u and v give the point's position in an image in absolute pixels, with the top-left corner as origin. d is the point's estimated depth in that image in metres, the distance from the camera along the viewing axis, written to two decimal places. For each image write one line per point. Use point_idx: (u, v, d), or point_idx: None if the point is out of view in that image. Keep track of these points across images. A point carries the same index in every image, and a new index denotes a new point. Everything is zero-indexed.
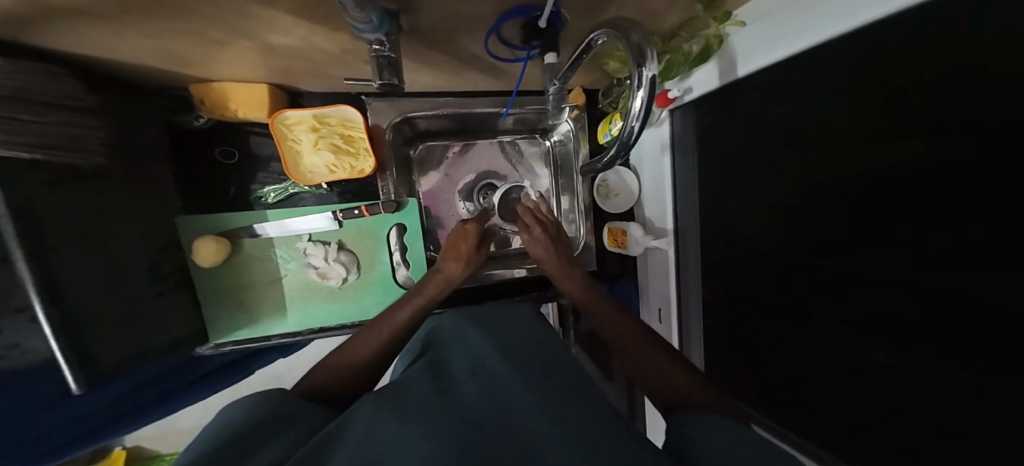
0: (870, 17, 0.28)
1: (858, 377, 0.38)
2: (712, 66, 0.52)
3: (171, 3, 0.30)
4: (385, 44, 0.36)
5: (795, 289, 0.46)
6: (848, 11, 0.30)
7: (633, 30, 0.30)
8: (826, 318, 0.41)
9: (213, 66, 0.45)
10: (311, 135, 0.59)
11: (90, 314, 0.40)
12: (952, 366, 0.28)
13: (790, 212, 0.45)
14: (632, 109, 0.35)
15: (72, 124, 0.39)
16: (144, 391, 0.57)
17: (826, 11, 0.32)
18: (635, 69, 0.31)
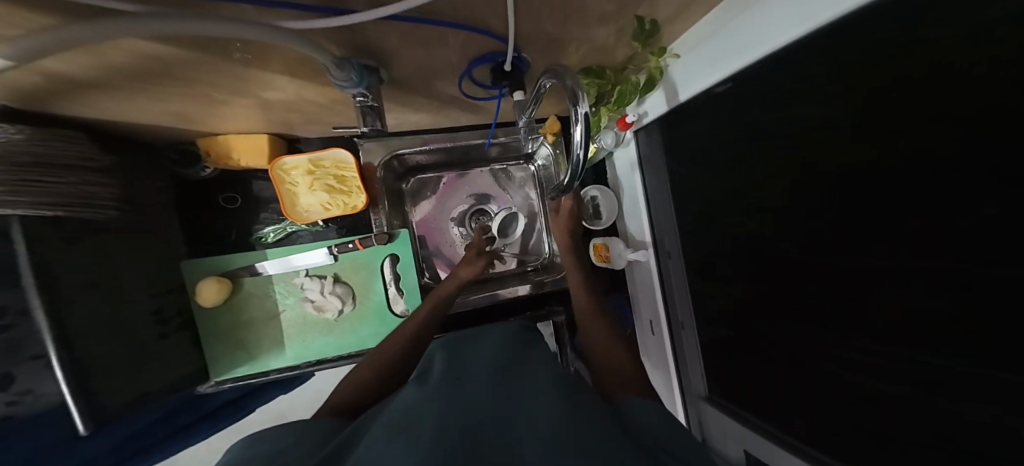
0: (790, 37, 0.33)
1: (848, 379, 0.37)
2: (658, 94, 0.59)
3: (181, 72, 0.35)
4: (368, 96, 0.41)
5: (792, 294, 0.44)
6: (769, 36, 0.35)
7: (568, 75, 0.34)
8: (813, 320, 0.41)
9: (215, 122, 0.51)
10: (308, 178, 0.64)
11: (91, 359, 0.42)
12: (919, 354, 0.29)
13: (767, 215, 0.45)
14: (573, 140, 0.38)
15: (88, 182, 0.44)
16: (144, 436, 0.56)
17: (749, 38, 0.38)
18: (570, 108, 0.34)
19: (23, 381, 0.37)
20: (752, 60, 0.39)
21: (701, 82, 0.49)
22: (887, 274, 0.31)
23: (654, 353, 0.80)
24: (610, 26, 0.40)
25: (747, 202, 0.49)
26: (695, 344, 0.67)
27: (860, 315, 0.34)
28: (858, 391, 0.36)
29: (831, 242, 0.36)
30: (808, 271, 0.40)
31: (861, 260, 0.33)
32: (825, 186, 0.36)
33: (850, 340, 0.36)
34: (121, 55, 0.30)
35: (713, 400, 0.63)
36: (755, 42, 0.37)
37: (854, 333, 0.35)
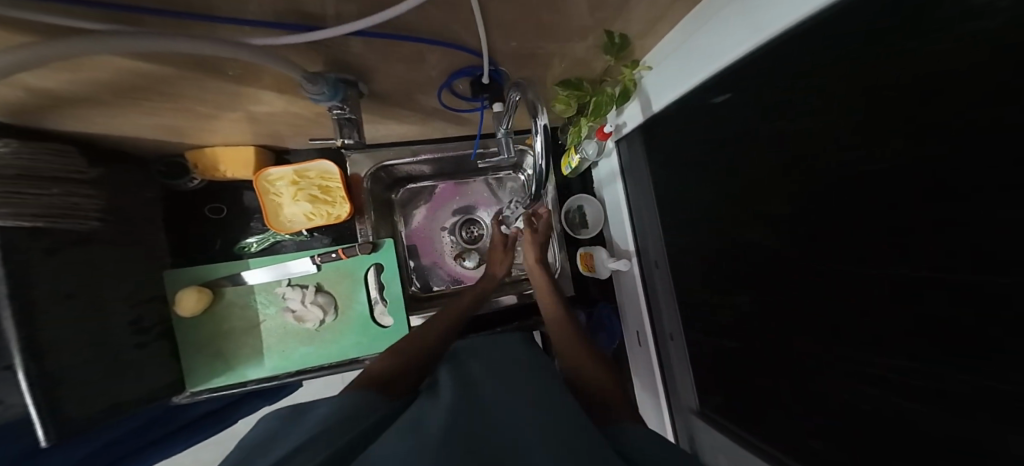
0: (750, 45, 0.36)
1: (837, 391, 0.36)
2: (636, 105, 0.61)
3: (169, 89, 0.36)
4: (344, 108, 0.42)
5: (776, 303, 0.43)
6: (731, 46, 0.38)
7: (531, 88, 0.36)
8: (801, 331, 0.40)
9: (202, 135, 0.52)
10: (292, 188, 0.65)
11: (59, 372, 0.41)
12: (908, 367, 0.28)
13: (755, 225, 0.45)
14: (536, 151, 0.38)
15: (73, 194, 0.45)
16: (124, 443, 0.55)
17: (713, 47, 0.40)
18: (531, 121, 0.36)
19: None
20: (724, 64, 0.40)
21: (677, 87, 0.49)
22: (865, 278, 0.30)
23: (642, 367, 0.78)
24: (584, 40, 0.41)
25: (729, 208, 0.49)
26: (683, 356, 0.66)
27: (843, 321, 0.34)
28: (849, 403, 0.35)
29: (819, 247, 0.35)
30: (795, 276, 0.40)
31: (844, 265, 0.33)
32: (805, 192, 0.36)
33: (835, 348, 0.35)
34: (105, 71, 0.30)
35: (703, 414, 0.61)
36: (719, 52, 0.39)
37: (839, 340, 0.35)
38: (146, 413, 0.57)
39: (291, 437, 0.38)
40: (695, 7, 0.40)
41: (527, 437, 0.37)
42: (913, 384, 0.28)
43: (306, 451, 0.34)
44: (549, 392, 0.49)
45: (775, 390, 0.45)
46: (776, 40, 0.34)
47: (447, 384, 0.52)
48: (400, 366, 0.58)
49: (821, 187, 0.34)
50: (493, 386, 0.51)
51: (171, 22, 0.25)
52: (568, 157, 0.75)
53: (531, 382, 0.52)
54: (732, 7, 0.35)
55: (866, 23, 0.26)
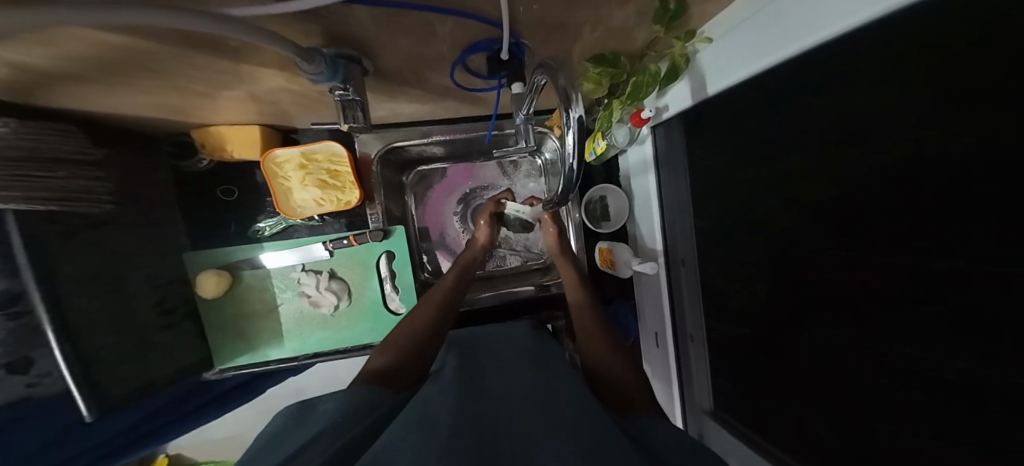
0: (831, 31, 0.26)
1: (861, 424, 0.33)
2: (683, 85, 0.52)
3: (154, 66, 0.33)
4: (347, 89, 0.38)
5: (805, 323, 0.39)
6: (812, 26, 0.28)
7: (563, 73, 0.30)
8: (829, 355, 0.36)
9: (204, 114, 0.49)
10: (300, 172, 0.63)
11: (89, 349, 0.43)
12: (948, 415, 0.25)
13: (793, 236, 0.39)
14: (567, 148, 0.33)
15: (81, 177, 0.44)
16: (163, 413, 0.59)
17: (786, 26, 0.31)
18: (562, 111, 0.30)
19: (43, 364, 0.40)
20: (796, 50, 0.31)
21: (736, 71, 0.40)
22: (920, 316, 0.25)
23: (656, 367, 0.76)
24: (624, 9, 0.34)
25: (764, 212, 0.44)
26: (703, 358, 0.63)
27: (875, 352, 0.30)
28: (872, 436, 0.32)
29: (858, 269, 0.31)
30: (828, 296, 0.35)
31: (890, 293, 0.28)
32: (853, 206, 0.30)
33: (865, 377, 0.32)
34: (84, 49, 0.28)
35: (716, 415, 0.59)
36: (796, 31, 0.30)
37: (874, 371, 0.31)
38: (182, 383, 0.61)
39: (302, 433, 0.37)
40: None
41: (540, 436, 0.35)
42: (956, 434, 0.24)
43: (310, 451, 0.32)
44: (559, 385, 0.47)
45: (795, 408, 0.42)
46: (860, 32, 0.25)
47: (453, 375, 0.50)
48: (415, 350, 0.57)
49: (873, 205, 0.28)
50: (500, 377, 0.50)
51: None
52: (593, 142, 0.66)
53: (536, 373, 0.50)
54: None
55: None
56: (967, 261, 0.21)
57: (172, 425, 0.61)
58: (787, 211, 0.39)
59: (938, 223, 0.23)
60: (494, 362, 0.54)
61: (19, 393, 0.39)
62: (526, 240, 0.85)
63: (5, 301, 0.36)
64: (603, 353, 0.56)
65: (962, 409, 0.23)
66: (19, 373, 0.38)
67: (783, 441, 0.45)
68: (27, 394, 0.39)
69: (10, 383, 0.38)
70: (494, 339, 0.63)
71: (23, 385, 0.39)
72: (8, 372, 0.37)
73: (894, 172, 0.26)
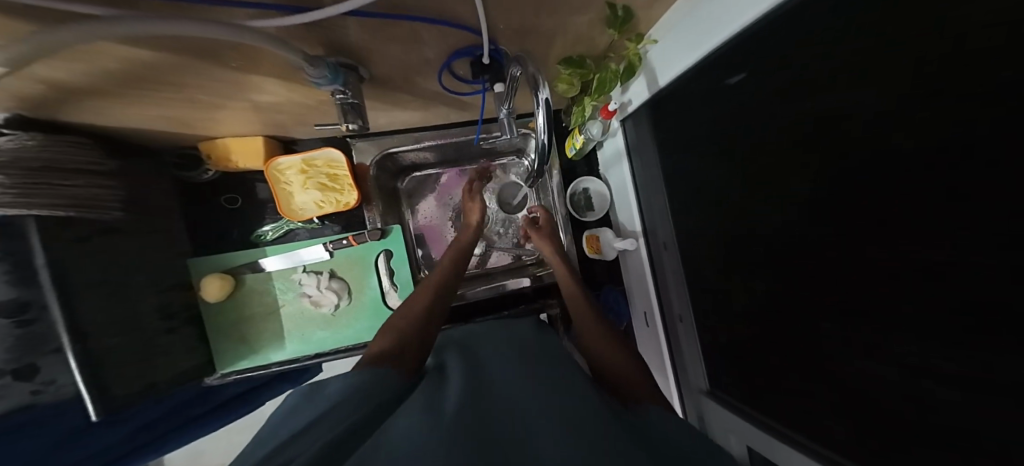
0: (758, 10, 0.34)
1: (844, 367, 0.36)
2: (640, 80, 0.60)
3: (173, 77, 0.36)
4: (346, 93, 0.42)
5: (785, 282, 0.43)
6: (741, 11, 0.35)
7: (532, 62, 0.35)
8: (807, 308, 0.40)
9: (208, 126, 0.53)
10: (300, 177, 0.67)
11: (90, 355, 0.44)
12: (912, 340, 0.28)
13: (762, 203, 0.43)
14: (539, 126, 0.38)
15: (96, 185, 0.46)
16: (157, 426, 0.60)
17: (718, 17, 0.39)
18: (533, 94, 0.35)
19: (47, 371, 0.42)
20: (738, 28, 0.37)
21: (682, 62, 0.48)
22: (878, 251, 0.29)
23: (650, 348, 0.80)
24: (583, 15, 0.40)
25: (739, 184, 0.48)
26: (693, 336, 0.67)
27: (846, 294, 0.34)
28: (851, 375, 0.35)
29: (822, 225, 0.34)
30: (802, 250, 0.38)
31: (849, 236, 0.31)
32: (814, 166, 0.34)
33: (842, 321, 0.35)
34: (111, 61, 0.30)
35: (714, 396, 0.62)
36: (728, 19, 0.37)
37: (851, 314, 0.34)
38: (178, 393, 0.63)
39: (307, 412, 0.40)
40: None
41: (542, 427, 0.37)
42: (922, 356, 0.27)
43: (319, 426, 0.36)
44: (561, 378, 0.50)
45: (790, 371, 0.45)
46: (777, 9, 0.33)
47: (457, 371, 0.53)
48: (416, 337, 0.60)
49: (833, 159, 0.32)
50: (499, 371, 0.53)
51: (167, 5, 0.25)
52: (573, 138, 0.74)
53: (529, 366, 0.53)
54: None
55: None
56: (914, 195, 0.25)
57: (171, 434, 0.62)
58: (755, 181, 0.44)
59: (892, 172, 0.26)
60: (491, 358, 0.57)
61: (23, 399, 0.41)
62: (495, 235, 0.89)
63: (15, 309, 0.39)
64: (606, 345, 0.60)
65: (926, 330, 0.26)
66: (24, 380, 0.41)
67: (788, 417, 0.46)
68: (31, 401, 0.42)
69: (15, 390, 0.40)
70: (483, 336, 0.66)
71: (28, 393, 0.41)
72: (14, 379, 0.40)
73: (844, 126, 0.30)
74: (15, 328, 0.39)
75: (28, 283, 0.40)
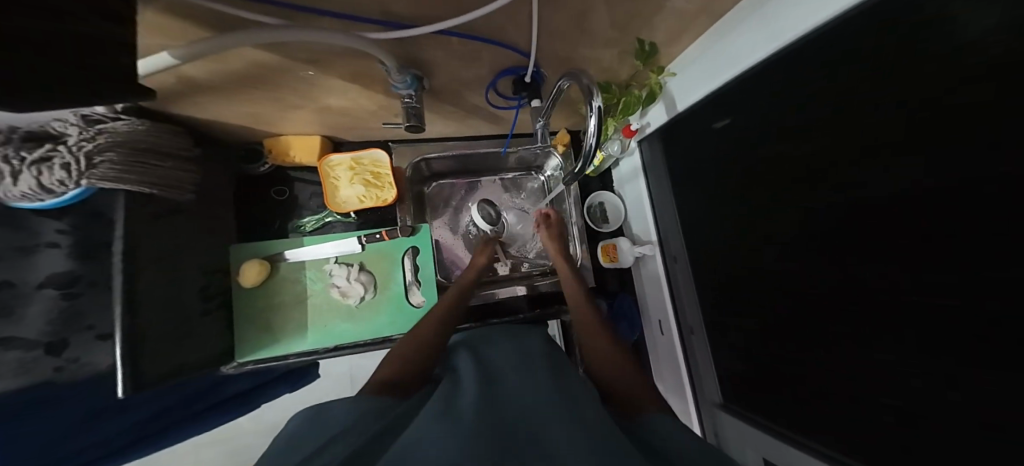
0: (770, 49, 0.41)
1: (854, 357, 0.40)
2: (659, 107, 0.68)
3: (277, 80, 0.43)
4: (414, 98, 0.49)
5: (794, 281, 0.47)
6: (753, 50, 0.43)
7: (584, 76, 0.42)
8: (815, 303, 0.44)
9: (280, 124, 0.60)
10: (349, 173, 0.74)
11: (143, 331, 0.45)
12: (922, 318, 0.32)
13: (776, 210, 0.49)
14: (589, 130, 0.44)
15: (182, 170, 0.52)
16: (168, 415, 0.61)
17: (734, 55, 0.46)
18: (586, 102, 0.41)
19: (75, 348, 0.43)
20: (751, 64, 0.45)
21: (699, 91, 0.56)
22: (886, 241, 0.34)
23: (664, 355, 0.80)
24: (613, 48, 0.49)
25: (753, 193, 0.54)
26: (706, 347, 0.70)
27: (859, 281, 0.38)
28: (859, 360, 0.39)
29: (833, 224, 0.40)
30: (812, 247, 0.43)
31: (863, 232, 0.36)
32: (822, 174, 0.40)
33: (855, 308, 0.39)
34: (240, 62, 0.37)
35: (727, 408, 0.64)
36: (742, 57, 0.45)
37: (862, 300, 0.38)
38: (188, 384, 0.62)
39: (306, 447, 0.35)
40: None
41: (558, 431, 0.34)
42: (934, 328, 0.31)
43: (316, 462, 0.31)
44: (570, 381, 0.47)
45: (802, 368, 0.48)
46: (786, 48, 0.41)
47: (472, 374, 0.48)
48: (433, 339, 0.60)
49: (843, 160, 0.38)
50: (507, 373, 0.49)
51: (303, 15, 0.31)
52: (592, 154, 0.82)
53: (542, 367, 0.50)
54: (758, 14, 0.41)
55: (868, 27, 0.33)
56: (921, 191, 0.30)
57: (179, 425, 0.63)
58: (766, 191, 0.51)
59: (897, 172, 0.32)
60: (498, 358, 0.54)
61: (44, 375, 0.40)
62: (523, 246, 0.89)
63: (65, 280, 0.43)
64: (592, 339, 0.60)
65: (934, 307, 0.30)
66: (54, 354, 0.41)
67: (799, 413, 0.49)
68: (50, 378, 0.41)
69: (42, 363, 0.40)
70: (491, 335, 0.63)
71: (51, 369, 0.41)
72: (47, 351, 0.41)
73: (849, 137, 0.36)
74: (62, 299, 0.42)
75: (89, 260, 0.45)
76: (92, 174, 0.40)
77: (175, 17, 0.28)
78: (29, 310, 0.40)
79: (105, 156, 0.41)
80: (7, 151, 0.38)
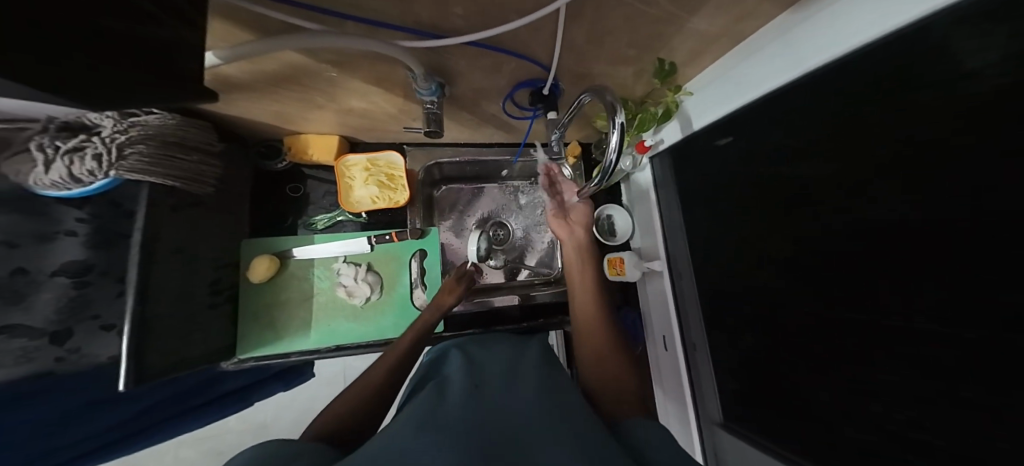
0: (790, 78, 0.43)
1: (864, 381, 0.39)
2: (673, 125, 0.69)
3: (306, 81, 0.44)
4: (435, 104, 0.51)
5: (801, 303, 0.48)
6: (774, 76, 0.45)
7: (608, 92, 0.43)
8: (821, 326, 0.45)
9: (303, 123, 0.61)
10: (364, 174, 0.76)
11: (152, 321, 0.45)
12: (938, 343, 0.32)
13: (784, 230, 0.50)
14: (610, 147, 0.45)
15: (205, 163, 0.54)
16: (165, 407, 0.59)
17: (752, 80, 0.48)
18: (609, 118, 0.42)
19: (77, 338, 0.42)
20: (769, 90, 0.47)
21: (716, 111, 0.57)
22: (900, 265, 0.34)
23: (667, 373, 0.78)
24: (631, 66, 0.50)
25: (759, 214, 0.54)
26: (708, 365, 0.68)
27: (868, 303, 0.38)
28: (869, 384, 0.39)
29: (843, 248, 0.40)
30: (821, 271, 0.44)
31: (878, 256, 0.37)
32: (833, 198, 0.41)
33: (865, 329, 0.39)
34: (276, 63, 0.39)
35: (727, 427, 0.63)
36: (761, 82, 0.47)
37: (873, 324, 0.38)
38: (181, 379, 0.60)
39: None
40: (773, 21, 0.42)
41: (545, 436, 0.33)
42: (952, 354, 0.31)
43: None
44: (563, 385, 0.46)
45: (804, 390, 0.48)
46: (806, 77, 0.42)
47: (461, 377, 0.46)
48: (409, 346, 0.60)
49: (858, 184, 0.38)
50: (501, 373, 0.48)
51: (346, 23, 0.32)
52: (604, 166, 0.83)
53: (539, 371, 0.50)
54: (778, 43, 0.43)
55: (889, 59, 0.34)
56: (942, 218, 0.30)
57: (176, 417, 0.62)
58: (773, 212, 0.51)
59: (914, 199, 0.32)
60: (492, 359, 0.53)
61: (44, 365, 0.39)
62: (525, 254, 0.89)
63: (79, 269, 0.42)
64: (591, 345, 0.58)
65: (953, 334, 0.31)
66: (57, 344, 0.40)
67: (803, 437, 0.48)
68: (51, 369, 0.40)
69: (44, 353, 0.39)
70: (485, 339, 0.63)
71: (52, 359, 0.40)
72: (51, 341, 0.40)
73: (862, 163, 0.37)
74: (72, 288, 0.42)
75: (104, 249, 0.45)
76: (120, 166, 0.42)
77: (226, 18, 0.29)
78: (39, 297, 0.39)
79: (136, 148, 0.43)
80: (43, 140, 0.40)
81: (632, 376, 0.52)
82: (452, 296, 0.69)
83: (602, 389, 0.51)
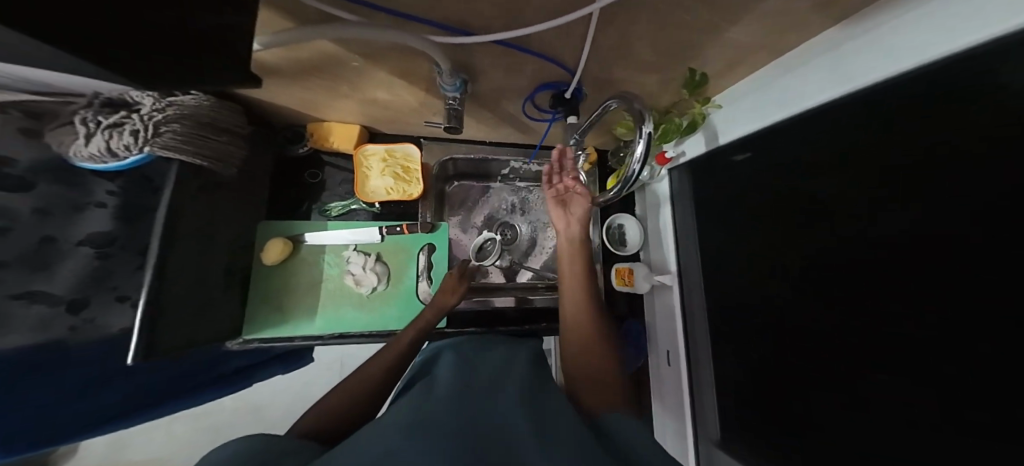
0: (830, 95, 0.42)
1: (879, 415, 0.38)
2: (697, 138, 0.68)
3: (333, 69, 0.45)
4: (457, 100, 0.51)
5: (817, 329, 0.46)
6: (813, 92, 0.43)
7: (636, 100, 0.42)
8: (839, 356, 0.43)
9: (326, 110, 0.62)
10: (380, 164, 0.76)
11: (167, 295, 0.46)
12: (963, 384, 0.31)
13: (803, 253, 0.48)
14: (634, 155, 0.44)
15: (234, 145, 0.55)
16: (177, 383, 0.60)
17: (789, 95, 0.47)
18: (636, 126, 0.42)
19: (94, 309, 0.44)
20: (806, 107, 0.45)
21: (745, 126, 0.56)
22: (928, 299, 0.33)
23: (667, 389, 0.76)
24: (658, 75, 0.50)
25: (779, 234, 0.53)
26: (710, 382, 0.68)
27: (890, 335, 0.37)
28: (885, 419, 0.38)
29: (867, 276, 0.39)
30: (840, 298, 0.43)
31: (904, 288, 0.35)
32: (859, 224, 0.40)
33: (883, 358, 0.38)
34: (309, 51, 0.39)
35: (728, 447, 0.62)
36: (799, 98, 0.45)
37: (896, 358, 0.37)
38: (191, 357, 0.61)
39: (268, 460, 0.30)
40: (818, 36, 0.41)
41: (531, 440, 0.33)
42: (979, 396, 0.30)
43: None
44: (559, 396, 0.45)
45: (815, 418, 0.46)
46: (849, 97, 0.40)
47: (454, 378, 0.46)
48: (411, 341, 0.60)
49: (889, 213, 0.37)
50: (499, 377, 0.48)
51: (379, 14, 0.32)
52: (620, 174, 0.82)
53: (540, 380, 0.49)
54: (824, 59, 0.41)
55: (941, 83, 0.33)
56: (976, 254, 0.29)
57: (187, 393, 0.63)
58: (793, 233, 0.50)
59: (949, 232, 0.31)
60: (489, 361, 0.53)
61: (59, 333, 0.41)
62: (529, 255, 0.88)
63: (103, 241, 0.45)
64: (581, 347, 0.55)
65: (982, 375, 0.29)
66: (73, 312, 0.42)
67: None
68: (64, 337, 0.41)
69: (60, 321, 0.41)
70: (487, 342, 0.61)
71: (66, 328, 0.42)
72: (68, 309, 0.42)
73: (895, 191, 0.36)
74: (95, 258, 0.44)
75: (127, 223, 0.48)
76: (155, 142, 0.42)
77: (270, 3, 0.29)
78: (63, 265, 0.41)
79: (170, 126, 0.44)
80: (87, 114, 0.41)
81: (615, 381, 0.50)
82: (452, 295, 0.68)
83: (590, 389, 0.50)
